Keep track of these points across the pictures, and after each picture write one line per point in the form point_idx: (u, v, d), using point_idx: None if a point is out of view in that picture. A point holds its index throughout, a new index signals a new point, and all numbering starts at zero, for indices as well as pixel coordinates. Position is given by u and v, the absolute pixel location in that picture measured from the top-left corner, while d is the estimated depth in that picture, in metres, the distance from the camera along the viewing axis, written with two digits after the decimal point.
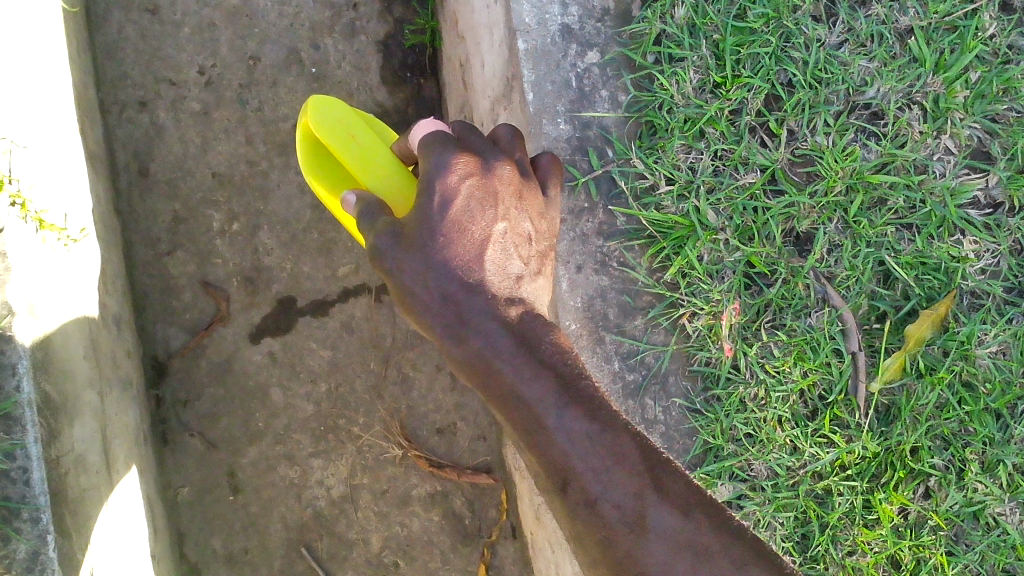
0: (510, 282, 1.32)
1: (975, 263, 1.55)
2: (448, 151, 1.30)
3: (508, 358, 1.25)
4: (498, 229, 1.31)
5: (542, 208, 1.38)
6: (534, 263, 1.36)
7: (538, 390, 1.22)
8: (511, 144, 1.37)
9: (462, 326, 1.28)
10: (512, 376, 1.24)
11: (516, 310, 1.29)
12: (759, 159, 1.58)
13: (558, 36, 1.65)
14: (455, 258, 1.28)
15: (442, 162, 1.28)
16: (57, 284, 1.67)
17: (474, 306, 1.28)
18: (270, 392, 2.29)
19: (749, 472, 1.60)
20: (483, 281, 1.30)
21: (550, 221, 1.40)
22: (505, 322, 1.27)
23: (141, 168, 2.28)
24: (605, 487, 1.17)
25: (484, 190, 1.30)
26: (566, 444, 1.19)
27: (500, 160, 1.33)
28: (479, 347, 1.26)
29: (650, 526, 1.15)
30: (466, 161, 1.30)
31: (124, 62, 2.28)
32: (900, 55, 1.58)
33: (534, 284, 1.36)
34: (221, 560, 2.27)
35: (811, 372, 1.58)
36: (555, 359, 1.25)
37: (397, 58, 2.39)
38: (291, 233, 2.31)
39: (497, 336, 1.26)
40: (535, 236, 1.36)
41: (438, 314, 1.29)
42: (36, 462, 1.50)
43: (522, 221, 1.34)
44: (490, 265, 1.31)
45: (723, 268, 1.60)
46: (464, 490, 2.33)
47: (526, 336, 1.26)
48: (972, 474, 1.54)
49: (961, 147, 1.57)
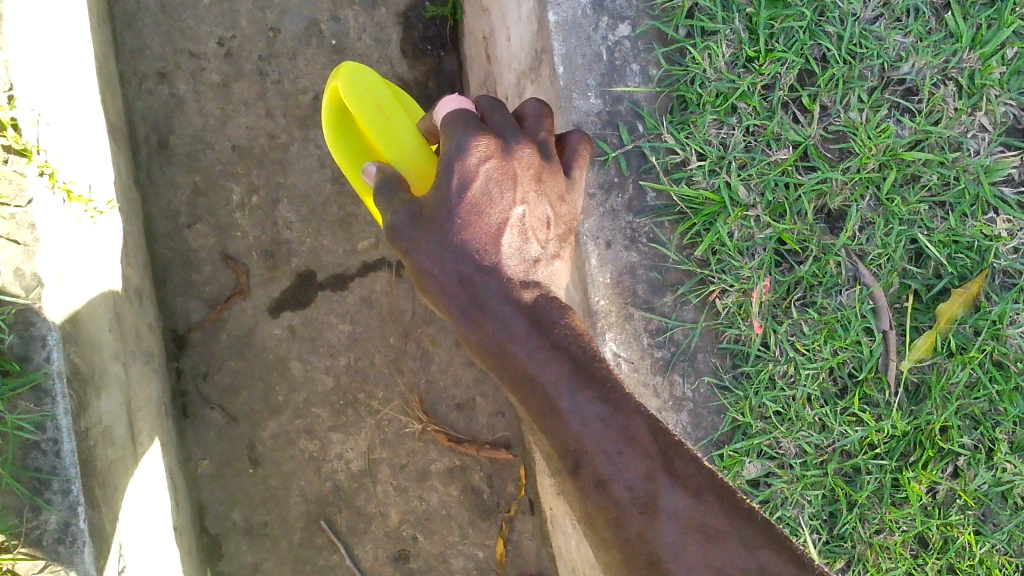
0: (526, 265, 1.31)
1: (1008, 242, 1.53)
2: (470, 130, 1.25)
3: (524, 341, 1.25)
4: (517, 212, 1.30)
5: (563, 190, 1.35)
6: (552, 246, 1.35)
7: (553, 371, 1.23)
8: (536, 124, 1.34)
9: (478, 309, 1.27)
10: (526, 357, 1.24)
11: (531, 294, 1.28)
12: (792, 135, 1.57)
13: (589, 8, 1.62)
14: (471, 240, 1.27)
15: (463, 142, 1.24)
16: (84, 257, 1.67)
17: (489, 289, 1.27)
18: (289, 365, 2.29)
19: (777, 450, 1.60)
20: (501, 264, 1.28)
21: (571, 204, 1.37)
22: (521, 305, 1.26)
23: (161, 140, 2.26)
24: (617, 469, 1.19)
25: (503, 172, 1.28)
26: (579, 427, 1.20)
27: (520, 142, 1.29)
28: (494, 331, 1.26)
29: (661, 507, 1.17)
30: (488, 142, 1.26)
31: (144, 34, 2.26)
32: (936, 30, 1.56)
33: (550, 268, 1.35)
34: (241, 532, 2.28)
35: (841, 350, 1.57)
36: (568, 341, 1.25)
37: (418, 30, 2.37)
38: (311, 206, 2.30)
39: (511, 318, 1.26)
40: (553, 219, 1.34)
41: (455, 297, 1.27)
42: (67, 433, 1.50)
43: (540, 204, 1.32)
44: (508, 248, 1.29)
45: (754, 244, 1.58)
46: (482, 465, 2.33)
47: (541, 319, 1.26)
48: (1002, 453, 1.53)
49: (997, 124, 1.54)
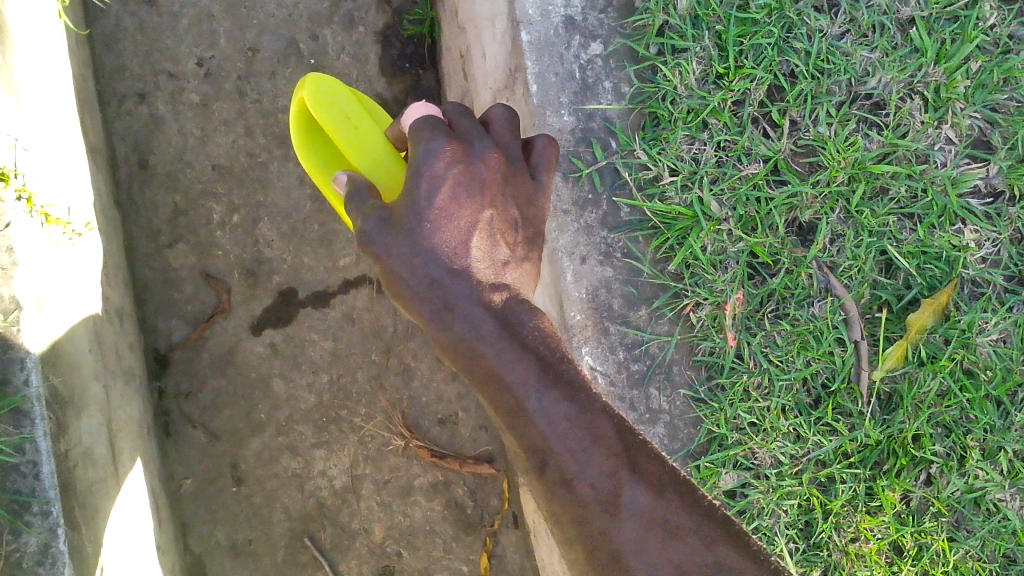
0: (495, 268, 1.33)
1: (976, 252, 1.57)
2: (438, 137, 1.27)
3: (493, 342, 1.26)
4: (485, 216, 1.32)
5: (530, 193, 1.38)
6: (520, 249, 1.38)
7: (520, 372, 1.24)
8: (502, 130, 1.36)
9: (448, 311, 1.28)
10: (494, 358, 1.26)
11: (500, 296, 1.31)
12: (762, 150, 1.59)
13: (561, 27, 1.65)
14: (440, 244, 1.28)
15: (431, 148, 1.26)
16: (62, 279, 1.68)
17: (459, 291, 1.29)
18: (272, 383, 2.30)
19: (753, 461, 1.62)
20: (470, 267, 1.30)
21: (538, 206, 1.39)
22: (491, 308, 1.28)
23: (141, 160, 2.28)
24: (581, 467, 1.20)
25: (471, 177, 1.30)
26: (545, 425, 1.22)
27: (487, 148, 1.32)
28: (464, 332, 1.28)
29: (624, 505, 1.19)
30: (454, 149, 1.28)
31: (123, 55, 2.27)
32: (902, 46, 1.59)
33: (518, 271, 1.38)
34: (225, 550, 2.28)
35: (814, 360, 1.60)
36: (536, 343, 1.27)
37: (396, 48, 2.39)
38: (291, 224, 2.31)
39: (481, 320, 1.27)
40: (520, 222, 1.37)
41: (426, 298, 1.29)
42: (46, 455, 1.51)
43: (507, 207, 1.35)
44: (476, 252, 1.31)
45: (727, 258, 1.60)
46: (466, 479, 2.34)
47: (510, 322, 1.28)
48: (973, 460, 1.56)
49: (963, 137, 1.58)
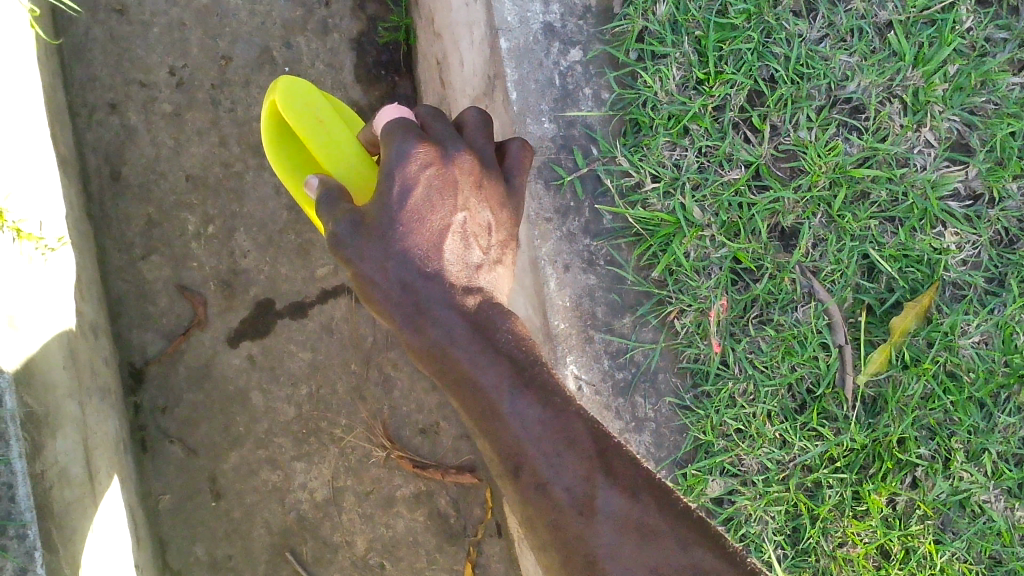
0: (469, 271, 1.32)
1: (958, 254, 1.57)
2: (410, 139, 1.28)
3: (467, 347, 1.26)
4: (458, 218, 1.32)
5: (504, 196, 1.37)
6: (494, 252, 1.37)
7: (493, 377, 1.23)
8: (475, 133, 1.37)
9: (421, 315, 1.28)
10: (467, 362, 1.25)
11: (474, 300, 1.30)
12: (743, 155, 1.59)
13: (540, 34, 1.64)
14: (413, 247, 1.29)
15: (403, 151, 1.27)
16: (36, 296, 1.65)
17: (432, 295, 1.28)
18: (250, 396, 2.27)
19: (739, 467, 1.62)
20: (443, 270, 1.30)
21: (512, 210, 1.39)
22: (464, 312, 1.28)
23: (113, 171, 2.24)
24: (555, 471, 1.19)
25: (444, 180, 1.30)
26: (519, 430, 1.20)
27: (461, 150, 1.32)
28: (437, 336, 1.27)
29: (599, 508, 1.17)
30: (427, 150, 1.29)
31: (93, 65, 2.23)
32: (880, 49, 1.59)
33: (493, 273, 1.37)
34: (205, 566, 2.25)
35: (798, 365, 1.59)
36: (510, 347, 1.26)
37: (371, 55, 2.36)
38: (267, 234, 2.28)
39: (455, 325, 1.27)
40: (494, 225, 1.36)
41: (399, 303, 1.29)
42: (21, 477, 1.48)
43: (481, 210, 1.34)
44: (450, 255, 1.31)
45: (710, 263, 1.60)
46: (448, 489, 2.31)
47: (483, 325, 1.27)
48: (958, 462, 1.56)
49: (942, 139, 1.58)
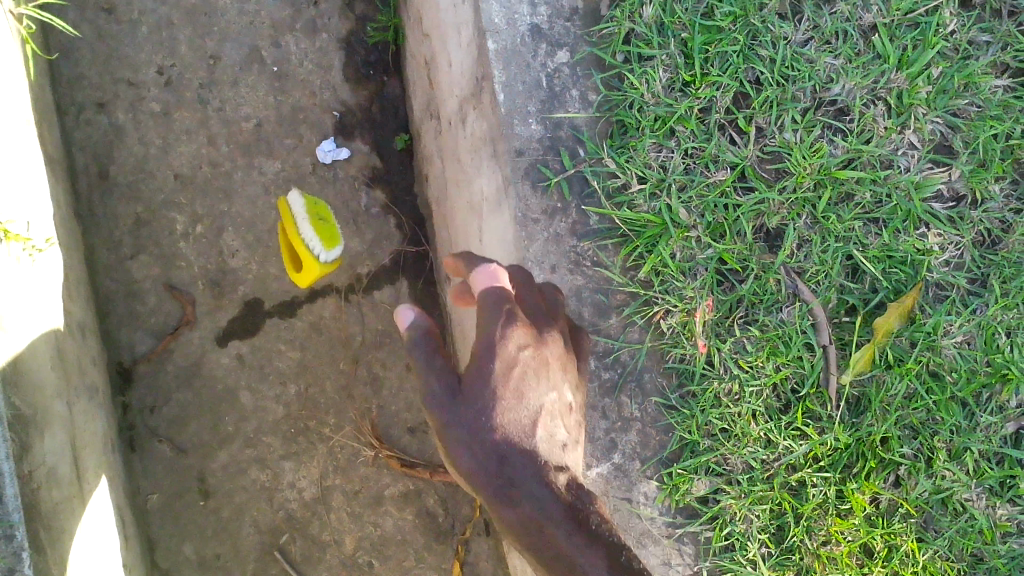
0: (556, 449, 1.31)
1: (940, 255, 1.59)
2: (512, 317, 1.27)
3: (565, 527, 1.23)
4: (549, 398, 1.31)
5: (577, 383, 1.39)
6: (574, 434, 1.36)
7: (592, 558, 1.21)
8: (554, 310, 1.38)
9: (514, 487, 1.23)
10: (566, 543, 1.22)
11: (564, 482, 1.28)
12: (729, 156, 1.60)
13: (527, 36, 1.64)
14: (510, 424, 1.26)
15: (505, 334, 1.26)
16: (23, 296, 1.65)
17: (525, 475, 1.25)
18: (238, 395, 2.27)
19: (724, 467, 1.63)
20: (535, 450, 1.28)
21: (581, 396, 1.40)
22: (560, 497, 1.25)
23: (101, 170, 2.24)
24: None
25: (537, 363, 1.30)
26: None
27: (549, 330, 1.34)
28: (532, 513, 1.23)
29: None
30: (526, 330, 1.29)
31: (80, 63, 2.23)
32: (865, 52, 1.61)
33: (574, 454, 1.35)
34: (193, 565, 2.25)
35: (783, 365, 1.60)
36: (603, 533, 1.25)
37: (360, 55, 2.37)
38: (256, 233, 2.28)
39: (549, 501, 1.24)
40: (575, 425, 1.37)
41: (493, 478, 1.24)
42: (9, 478, 1.49)
43: (568, 406, 1.35)
44: (540, 434, 1.29)
45: (696, 265, 1.61)
46: (437, 488, 2.33)
47: (575, 506, 1.26)
48: (940, 461, 1.57)
49: (925, 141, 1.60)
